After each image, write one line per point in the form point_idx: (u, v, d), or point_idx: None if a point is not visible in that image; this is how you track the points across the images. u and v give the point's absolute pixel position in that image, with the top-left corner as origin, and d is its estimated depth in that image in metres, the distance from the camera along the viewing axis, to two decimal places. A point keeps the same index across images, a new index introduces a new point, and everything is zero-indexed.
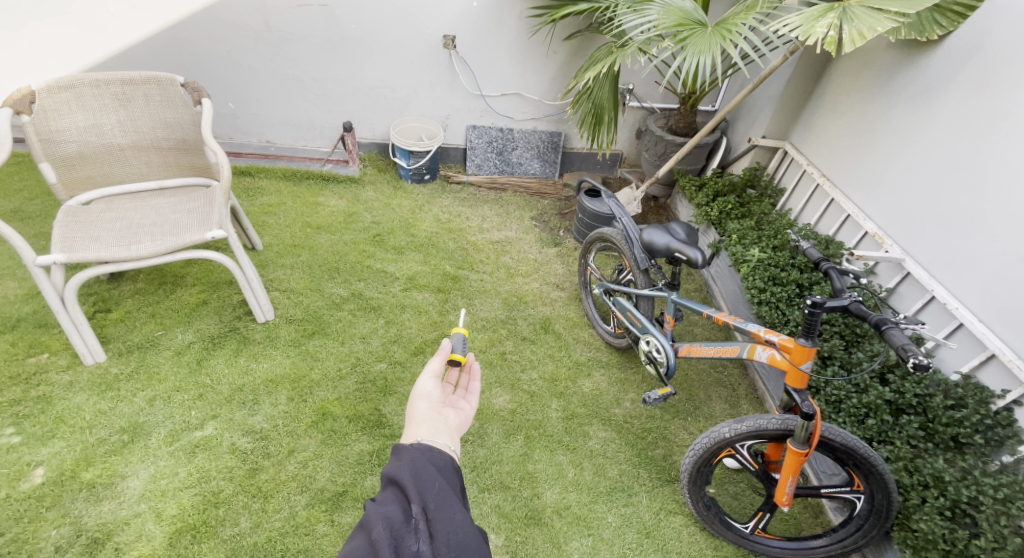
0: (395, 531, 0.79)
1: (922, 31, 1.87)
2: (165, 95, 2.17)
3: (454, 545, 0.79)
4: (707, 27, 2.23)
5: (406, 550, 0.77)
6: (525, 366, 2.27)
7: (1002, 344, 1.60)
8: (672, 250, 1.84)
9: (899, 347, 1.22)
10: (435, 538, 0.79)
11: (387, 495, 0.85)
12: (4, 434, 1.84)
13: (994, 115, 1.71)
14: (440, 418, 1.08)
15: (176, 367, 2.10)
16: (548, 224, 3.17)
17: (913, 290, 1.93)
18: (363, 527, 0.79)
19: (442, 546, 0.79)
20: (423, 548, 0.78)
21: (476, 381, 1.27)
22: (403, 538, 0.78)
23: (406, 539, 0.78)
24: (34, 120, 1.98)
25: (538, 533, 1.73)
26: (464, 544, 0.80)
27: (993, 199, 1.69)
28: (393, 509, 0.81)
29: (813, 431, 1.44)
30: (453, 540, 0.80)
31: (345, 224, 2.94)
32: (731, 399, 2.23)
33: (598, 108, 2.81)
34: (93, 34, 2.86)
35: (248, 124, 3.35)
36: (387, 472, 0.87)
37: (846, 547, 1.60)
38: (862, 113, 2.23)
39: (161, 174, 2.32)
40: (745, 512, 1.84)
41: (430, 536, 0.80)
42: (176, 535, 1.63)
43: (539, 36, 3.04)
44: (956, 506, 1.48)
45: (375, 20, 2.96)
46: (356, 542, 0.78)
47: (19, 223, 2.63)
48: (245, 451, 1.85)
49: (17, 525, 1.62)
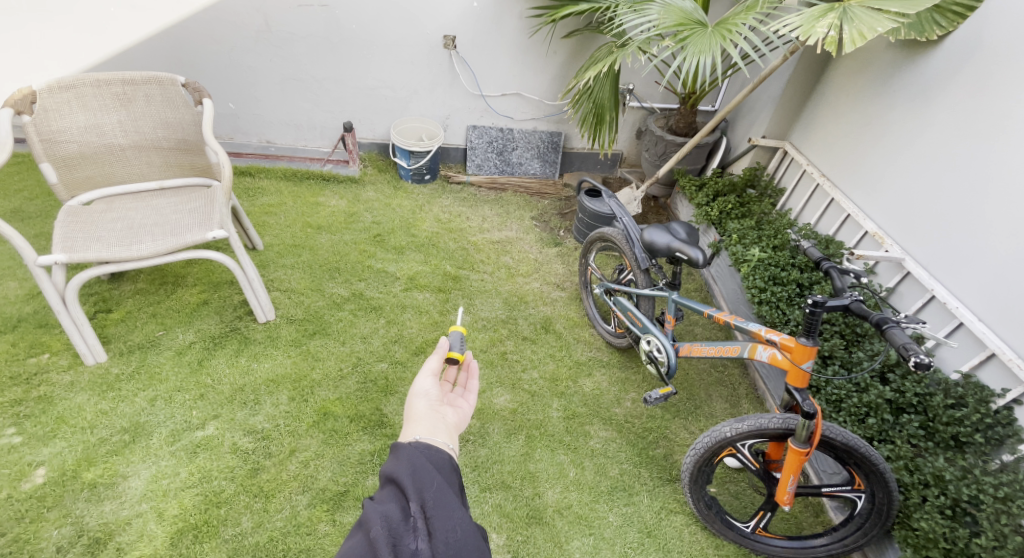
0: (393, 529, 0.79)
1: (922, 31, 1.88)
2: (165, 95, 2.17)
3: (452, 544, 0.80)
4: (707, 27, 2.24)
5: (405, 548, 0.78)
6: (525, 365, 2.28)
7: (1002, 343, 1.61)
8: (673, 250, 1.84)
9: (900, 346, 1.22)
10: (433, 536, 0.80)
11: (385, 494, 0.85)
12: (5, 434, 1.84)
13: (994, 115, 1.71)
14: (438, 417, 1.09)
15: (177, 367, 2.10)
16: (548, 224, 3.18)
17: (914, 290, 1.93)
18: (362, 526, 0.79)
19: (441, 545, 0.79)
20: (422, 547, 0.78)
21: (474, 380, 1.27)
22: (401, 537, 0.79)
23: (405, 537, 0.79)
24: (35, 121, 1.98)
25: (539, 533, 1.73)
26: (462, 542, 0.80)
27: (993, 198, 1.70)
28: (391, 507, 0.82)
29: (814, 430, 1.44)
30: (452, 538, 0.80)
31: (345, 224, 2.95)
32: (731, 398, 2.23)
33: (599, 108, 2.81)
34: (93, 34, 2.86)
35: (249, 124, 3.35)
36: (387, 471, 0.87)
37: (846, 546, 1.60)
38: (862, 113, 2.24)
39: (161, 174, 2.33)
40: (746, 511, 1.85)
41: (429, 534, 0.80)
42: (177, 535, 1.63)
43: (539, 36, 3.04)
44: (956, 505, 1.48)
45: (375, 20, 2.96)
46: (355, 540, 0.78)
47: (20, 223, 2.63)
48: (246, 451, 1.85)
49: (18, 525, 1.62)
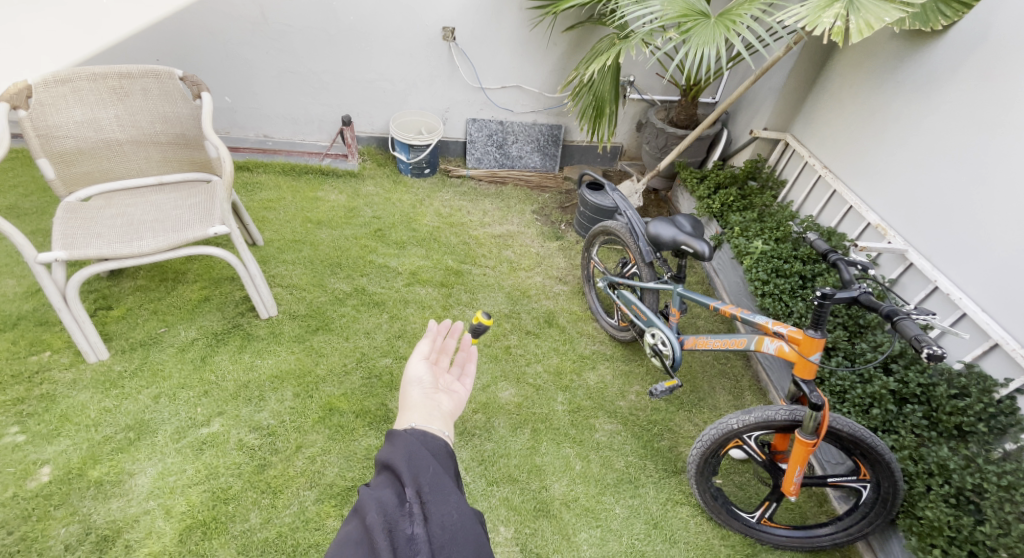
0: (389, 514, 0.79)
1: (926, 22, 1.87)
2: (163, 89, 2.15)
3: (449, 527, 0.80)
4: (710, 18, 2.23)
5: (401, 534, 0.78)
6: (530, 359, 2.28)
7: (1005, 333, 1.62)
8: (678, 243, 1.83)
9: (913, 337, 1.22)
10: (429, 521, 0.80)
11: (381, 480, 0.85)
12: (7, 433, 1.83)
13: (997, 105, 1.72)
14: (432, 404, 1.08)
15: (180, 364, 2.09)
16: (548, 218, 3.18)
17: (917, 280, 1.94)
18: (358, 512, 0.80)
19: (437, 529, 0.79)
20: (418, 530, 0.79)
21: (471, 363, 1.28)
22: (397, 522, 0.79)
23: (401, 522, 0.79)
24: (31, 115, 1.95)
25: (547, 525, 1.74)
26: (458, 525, 0.80)
27: (994, 187, 1.72)
28: (386, 493, 0.82)
29: (821, 421, 1.44)
30: (448, 522, 0.80)
31: (345, 219, 2.93)
32: (734, 390, 2.24)
33: (599, 101, 2.77)
34: (85, 28, 2.82)
35: (246, 118, 3.31)
36: (381, 457, 0.88)
37: (851, 535, 1.62)
38: (865, 103, 2.24)
39: (160, 169, 2.30)
40: (750, 501, 1.87)
41: (426, 519, 0.80)
42: (186, 531, 1.63)
43: (540, 28, 3.02)
44: (960, 493, 1.51)
45: (373, 12, 2.93)
46: (352, 526, 0.79)
47: (15, 220, 2.60)
48: (253, 447, 1.85)
49: (26, 523, 1.61)
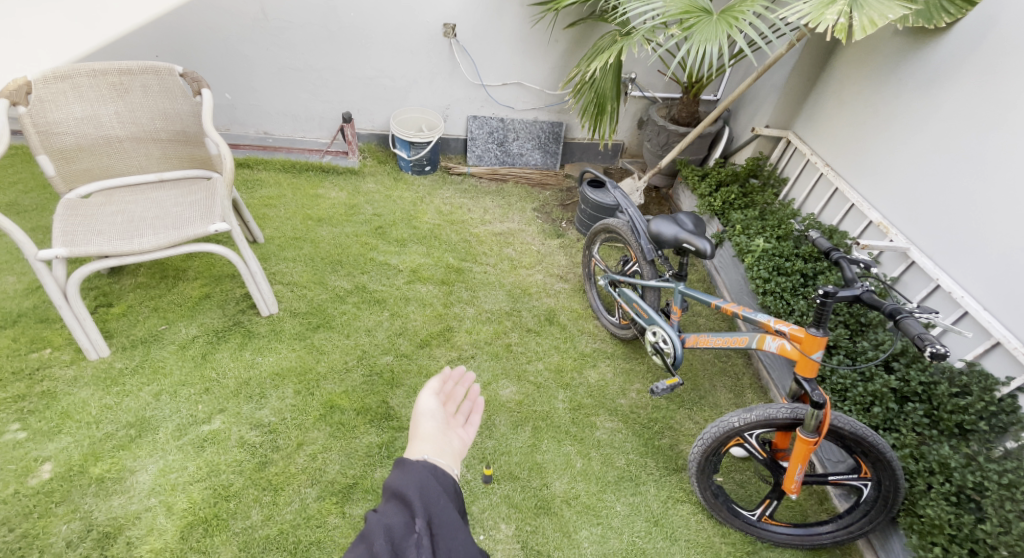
0: (396, 541, 0.79)
1: (930, 19, 1.86)
2: (163, 85, 2.14)
3: None
4: (712, 15, 2.22)
5: None
6: (531, 357, 2.28)
7: (1006, 331, 1.62)
8: (680, 241, 1.83)
9: (915, 336, 1.22)
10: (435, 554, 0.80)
11: (389, 508, 0.85)
12: (8, 430, 1.83)
13: (999, 103, 1.72)
14: (444, 440, 1.09)
15: (181, 361, 2.09)
16: (549, 215, 3.17)
17: (918, 278, 1.94)
18: (365, 538, 0.79)
19: None
20: None
21: (477, 413, 1.25)
22: (403, 549, 0.79)
23: (407, 549, 0.78)
24: (30, 112, 1.95)
25: (547, 522, 1.74)
26: None
27: (996, 185, 1.71)
28: (396, 520, 0.82)
29: (823, 419, 1.44)
30: None
31: (346, 216, 2.92)
32: (735, 388, 2.24)
33: (600, 97, 2.76)
34: (84, 25, 2.81)
35: (246, 115, 3.31)
36: (392, 485, 0.87)
37: (851, 532, 1.63)
38: (867, 102, 2.23)
39: (160, 166, 2.30)
40: (751, 499, 1.87)
41: (432, 551, 0.80)
42: (188, 528, 1.63)
43: (541, 24, 3.01)
44: (961, 492, 1.51)
45: (374, 9, 2.92)
46: (357, 551, 0.78)
47: (15, 216, 2.59)
48: (254, 444, 1.85)
49: (27, 520, 1.62)
